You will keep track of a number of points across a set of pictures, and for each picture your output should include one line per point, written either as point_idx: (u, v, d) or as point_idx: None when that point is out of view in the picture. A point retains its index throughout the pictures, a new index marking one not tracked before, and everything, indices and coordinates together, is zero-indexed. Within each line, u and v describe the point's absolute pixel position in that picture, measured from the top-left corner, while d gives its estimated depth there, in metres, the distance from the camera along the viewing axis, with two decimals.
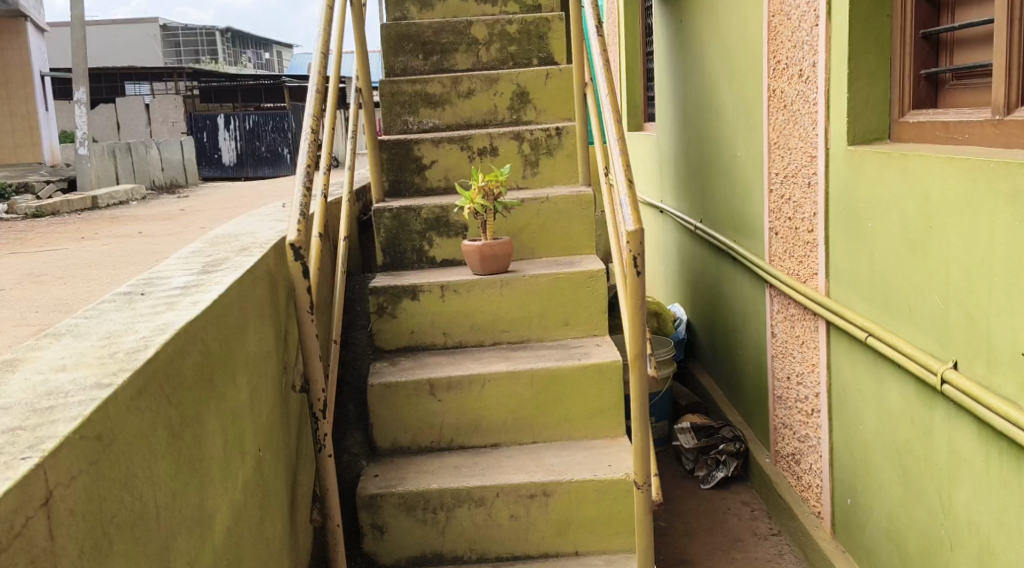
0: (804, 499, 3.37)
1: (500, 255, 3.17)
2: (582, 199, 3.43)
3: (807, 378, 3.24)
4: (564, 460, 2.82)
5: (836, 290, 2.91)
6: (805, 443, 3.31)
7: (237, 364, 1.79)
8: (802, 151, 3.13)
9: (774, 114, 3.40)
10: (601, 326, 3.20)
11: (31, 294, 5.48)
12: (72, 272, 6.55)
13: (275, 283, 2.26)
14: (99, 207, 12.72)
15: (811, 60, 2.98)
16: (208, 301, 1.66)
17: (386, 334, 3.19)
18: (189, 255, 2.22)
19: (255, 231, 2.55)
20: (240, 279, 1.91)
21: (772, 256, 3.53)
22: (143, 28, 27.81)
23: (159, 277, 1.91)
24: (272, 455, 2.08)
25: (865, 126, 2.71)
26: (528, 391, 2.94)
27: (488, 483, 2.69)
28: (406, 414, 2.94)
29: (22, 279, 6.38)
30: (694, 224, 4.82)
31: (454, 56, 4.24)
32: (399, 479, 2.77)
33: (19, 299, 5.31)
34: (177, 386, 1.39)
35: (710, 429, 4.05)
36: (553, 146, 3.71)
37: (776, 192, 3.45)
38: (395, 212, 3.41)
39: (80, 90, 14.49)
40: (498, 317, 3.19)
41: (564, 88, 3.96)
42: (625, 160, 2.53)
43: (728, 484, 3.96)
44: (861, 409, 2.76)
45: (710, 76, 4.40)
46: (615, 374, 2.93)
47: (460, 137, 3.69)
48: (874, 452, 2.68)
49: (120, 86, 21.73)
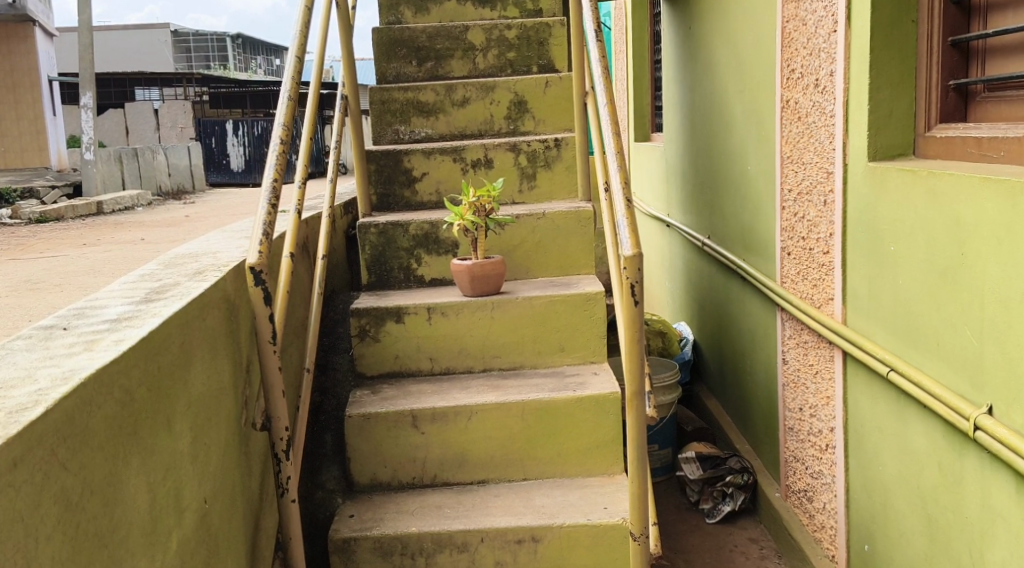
0: (817, 540, 3.13)
1: (492, 275, 2.96)
2: (581, 216, 3.20)
3: (820, 411, 3.01)
4: (556, 501, 2.60)
5: (853, 318, 2.68)
6: (819, 481, 3.08)
7: (176, 408, 1.58)
8: (818, 166, 2.90)
9: (787, 126, 3.17)
10: (599, 352, 2.98)
11: (19, 303, 5.27)
12: (69, 279, 6.35)
13: (233, 308, 2.05)
14: (104, 212, 12.56)
15: (829, 69, 2.75)
16: (136, 336, 1.45)
17: (368, 359, 2.98)
18: (137, 279, 2.01)
19: (219, 250, 2.34)
20: (184, 308, 1.70)
21: (784, 278, 3.31)
22: (153, 33, 27.77)
23: (94, 306, 1.70)
24: (225, 505, 1.86)
25: (888, 140, 2.47)
26: (519, 423, 2.71)
27: (472, 527, 2.47)
28: (386, 448, 2.72)
29: (15, 286, 6.16)
30: (702, 240, 4.60)
31: (449, 63, 4.03)
32: (375, 520, 2.54)
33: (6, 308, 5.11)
34: (77, 447, 1.18)
35: (716, 460, 3.84)
36: (551, 158, 3.50)
37: (788, 210, 3.22)
38: (381, 227, 3.20)
39: (87, 96, 14.37)
40: (488, 342, 2.97)
41: (565, 98, 3.75)
42: (623, 176, 2.30)
43: (735, 519, 3.72)
44: (881, 449, 2.52)
45: (720, 85, 4.18)
46: (612, 407, 2.71)
47: (453, 148, 3.48)
48: (895, 499, 2.44)
49: (130, 91, 21.67)
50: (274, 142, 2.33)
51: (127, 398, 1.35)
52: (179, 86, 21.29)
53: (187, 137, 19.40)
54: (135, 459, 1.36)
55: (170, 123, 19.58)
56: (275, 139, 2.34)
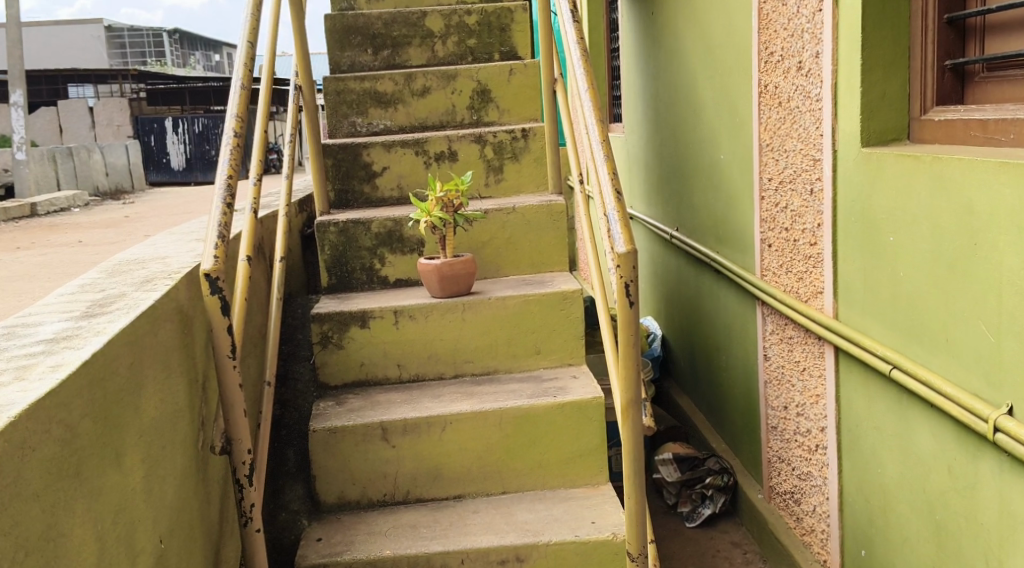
0: (806, 543, 3.02)
1: (462, 275, 2.77)
2: (554, 210, 3.03)
3: (808, 410, 2.89)
4: (539, 517, 2.43)
5: (845, 312, 2.55)
6: (807, 482, 2.96)
7: (127, 440, 1.36)
8: (802, 154, 2.77)
9: (766, 111, 3.04)
10: (578, 354, 2.81)
11: None
12: (4, 285, 5.98)
13: (187, 320, 1.83)
14: (38, 214, 12.01)
15: (814, 50, 2.61)
16: (77, 361, 1.23)
17: (331, 368, 2.77)
18: (76, 290, 1.78)
19: (168, 255, 2.11)
20: (132, 323, 1.48)
21: (764, 270, 3.18)
22: (87, 28, 26.85)
23: (26, 324, 1.47)
24: (184, 543, 1.65)
25: (881, 124, 2.33)
26: (496, 433, 2.54)
27: (451, 548, 2.28)
28: (355, 464, 2.52)
29: None
30: (670, 232, 4.47)
31: (407, 51, 3.83)
32: (346, 544, 2.34)
33: None
34: (5, 502, 0.96)
35: (693, 461, 3.70)
36: (519, 149, 3.32)
37: (769, 199, 3.09)
38: (341, 226, 2.99)
39: (17, 93, 13.82)
40: (460, 346, 2.79)
41: (530, 86, 3.58)
42: (611, 166, 2.13)
43: (715, 521, 3.61)
44: (881, 449, 2.40)
45: (686, 73, 4.05)
46: (595, 413, 2.55)
47: (415, 141, 3.28)
48: (898, 501, 2.33)
49: (63, 88, 20.88)
50: (227, 134, 2.10)
51: (69, 435, 1.13)
52: (115, 84, 20.61)
53: (124, 135, 18.73)
54: (80, 506, 1.15)
55: (106, 121, 18.89)
56: (228, 131, 2.11)
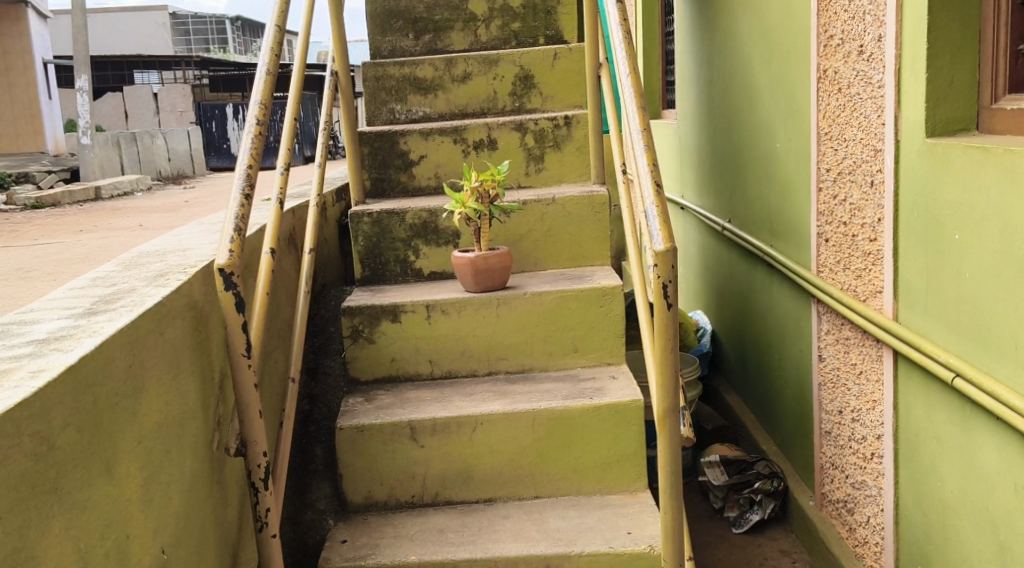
0: (859, 556, 2.85)
1: (497, 269, 2.67)
2: (595, 201, 2.90)
3: (864, 415, 2.72)
4: (572, 524, 2.32)
5: (906, 314, 2.37)
6: (861, 491, 2.79)
7: (122, 447, 1.28)
8: (862, 143, 2.58)
9: (825, 98, 2.86)
10: (617, 353, 2.69)
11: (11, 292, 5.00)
12: (65, 266, 6.08)
13: (202, 317, 1.75)
14: (102, 198, 12.27)
15: (876, 33, 2.43)
16: (60, 365, 1.15)
17: (361, 363, 2.69)
18: (88, 283, 1.72)
19: (189, 247, 2.05)
20: (134, 322, 1.40)
21: (820, 266, 3.01)
22: (152, 15, 27.38)
23: (23, 322, 1.40)
24: (192, 550, 1.58)
25: (948, 112, 2.15)
26: (530, 435, 2.43)
27: (479, 556, 2.19)
28: (383, 464, 2.44)
29: (9, 273, 5.86)
30: (722, 224, 4.30)
31: (449, 35, 3.72)
32: (371, 547, 2.27)
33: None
34: None
35: (742, 464, 3.54)
36: (561, 138, 3.19)
37: (826, 191, 2.91)
38: (375, 216, 2.90)
39: (82, 79, 14.12)
40: (495, 343, 2.69)
41: (575, 71, 3.44)
42: (651, 157, 2.00)
43: (764, 528, 3.45)
44: (941, 463, 2.23)
45: (742, 57, 3.86)
46: (633, 416, 2.42)
47: (453, 128, 3.18)
48: (961, 520, 2.16)
49: (129, 74, 21.33)
50: (249, 122, 2.02)
51: (43, 447, 1.06)
52: (179, 70, 21.00)
53: (186, 120, 19.05)
54: (57, 523, 1.07)
55: (168, 106, 19.24)
56: (250, 119, 2.03)
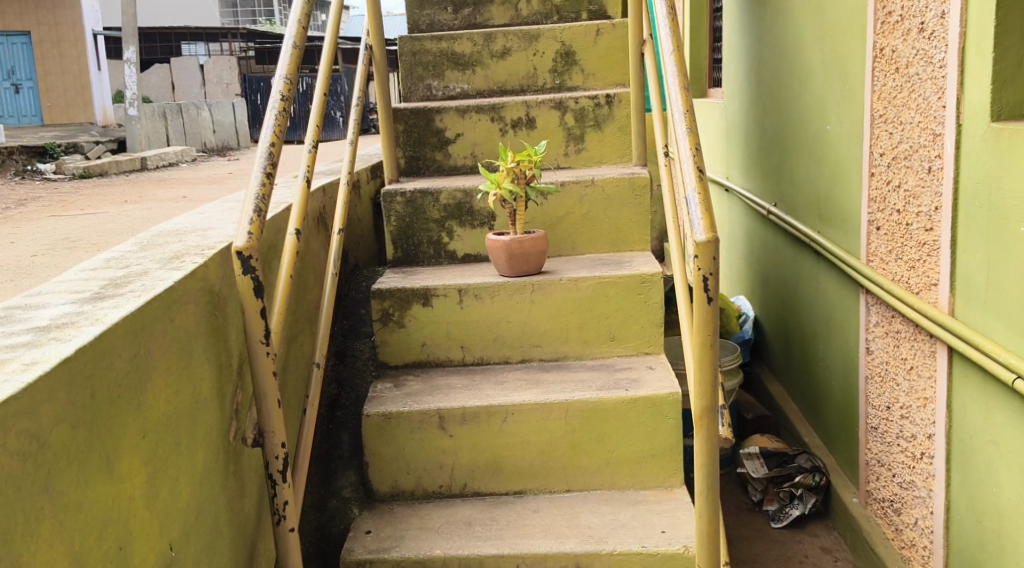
0: (905, 558, 2.73)
1: (533, 253, 2.57)
2: (636, 183, 2.79)
3: (914, 413, 2.58)
4: (604, 521, 2.23)
5: (962, 309, 2.23)
6: (909, 492, 2.66)
7: (125, 442, 1.23)
8: (920, 126, 2.43)
9: (881, 78, 2.70)
10: (655, 343, 2.58)
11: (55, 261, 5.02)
12: (109, 237, 6.08)
13: (218, 301, 1.69)
14: (149, 169, 12.38)
15: (939, 10, 2.27)
16: (55, 358, 1.08)
17: (391, 347, 2.63)
18: (101, 265, 1.66)
19: (210, 228, 1.98)
20: (142, 307, 1.34)
21: (872, 255, 2.86)
22: None
23: (27, 306, 1.35)
24: (205, 543, 1.53)
25: (1017, 94, 1.99)
26: (561, 426, 2.35)
27: (506, 552, 2.12)
28: (411, 452, 2.38)
29: (53, 243, 5.89)
30: (767, 208, 4.14)
31: (488, 9, 3.61)
32: (395, 539, 2.21)
33: (37, 263, 4.87)
34: None
35: (783, 457, 3.44)
36: (602, 117, 3.08)
37: (879, 176, 2.76)
38: (409, 196, 2.82)
39: (129, 50, 14.21)
40: (528, 329, 2.60)
41: (618, 47, 3.32)
42: (693, 140, 1.88)
43: (804, 523, 3.33)
44: (999, 470, 2.09)
45: (793, 34, 3.69)
46: (671, 410, 2.32)
47: (491, 106, 3.08)
48: (1018, 531, 2.03)
49: (176, 46, 21.47)
50: (273, 98, 1.94)
51: (32, 446, 1.00)
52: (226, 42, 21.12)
53: (232, 93, 19.15)
54: (46, 526, 1.01)
55: (215, 79, 19.36)
56: (274, 94, 1.95)
